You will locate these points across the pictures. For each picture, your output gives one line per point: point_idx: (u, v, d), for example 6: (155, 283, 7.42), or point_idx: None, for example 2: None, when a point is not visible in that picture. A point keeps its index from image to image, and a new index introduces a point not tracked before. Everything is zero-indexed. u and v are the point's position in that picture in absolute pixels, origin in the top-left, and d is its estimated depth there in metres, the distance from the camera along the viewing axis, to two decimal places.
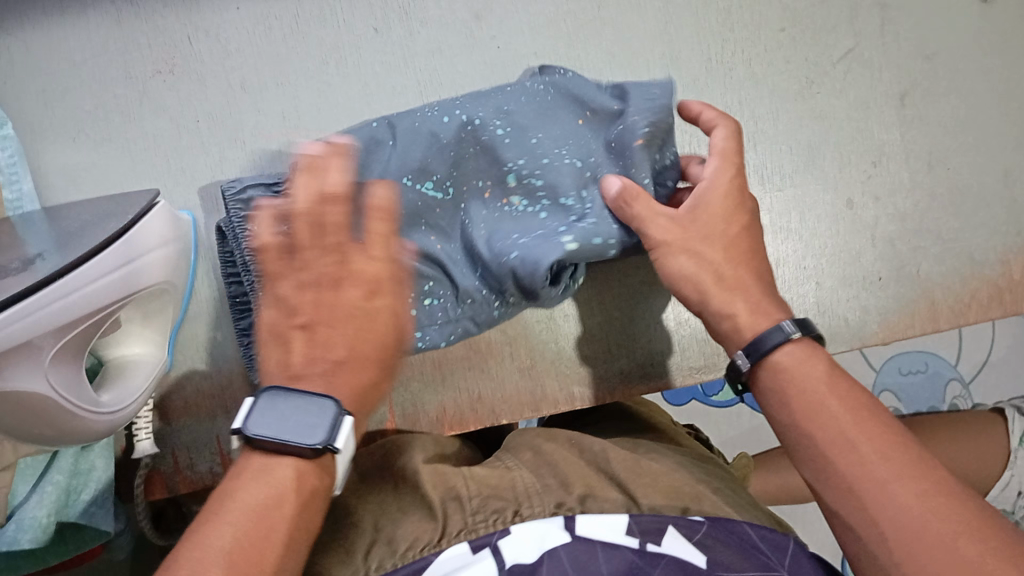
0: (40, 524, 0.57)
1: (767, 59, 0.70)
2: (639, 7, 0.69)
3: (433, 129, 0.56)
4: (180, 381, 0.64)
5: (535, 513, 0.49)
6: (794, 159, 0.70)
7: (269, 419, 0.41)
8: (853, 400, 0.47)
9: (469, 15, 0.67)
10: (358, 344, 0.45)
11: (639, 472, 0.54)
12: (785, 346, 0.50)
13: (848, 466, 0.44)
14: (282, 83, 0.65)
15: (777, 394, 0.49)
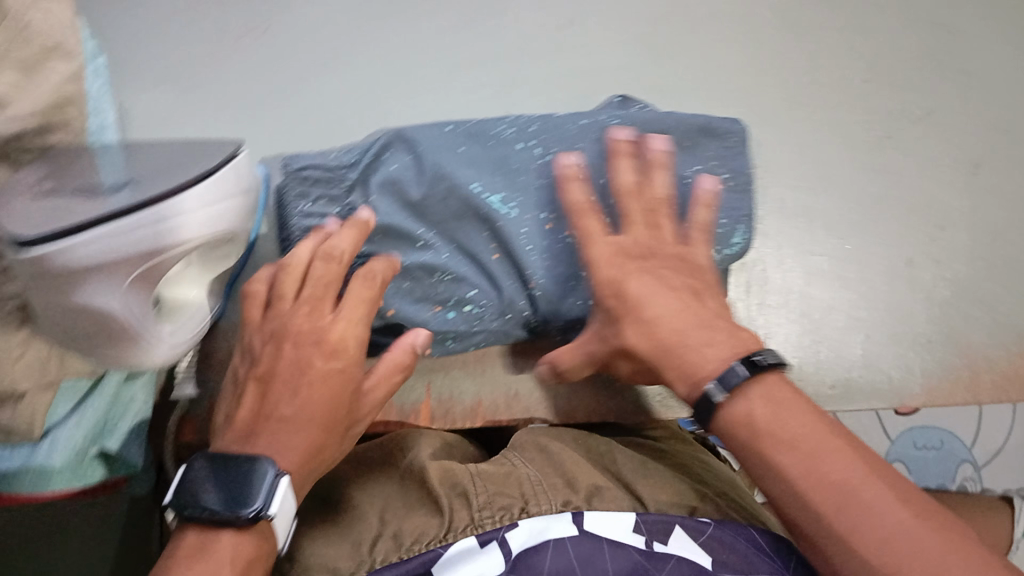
0: (73, 445, 0.59)
1: (846, 107, 0.71)
2: (724, 42, 0.71)
3: (505, 153, 0.57)
4: (227, 331, 0.66)
5: (542, 509, 0.50)
6: (859, 208, 0.70)
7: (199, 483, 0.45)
8: (799, 408, 0.45)
9: (557, 25, 0.69)
10: (327, 385, 0.49)
11: (646, 483, 0.54)
12: (738, 394, 0.46)
13: (823, 501, 0.42)
14: (372, 61, 0.68)
15: (740, 423, 0.46)
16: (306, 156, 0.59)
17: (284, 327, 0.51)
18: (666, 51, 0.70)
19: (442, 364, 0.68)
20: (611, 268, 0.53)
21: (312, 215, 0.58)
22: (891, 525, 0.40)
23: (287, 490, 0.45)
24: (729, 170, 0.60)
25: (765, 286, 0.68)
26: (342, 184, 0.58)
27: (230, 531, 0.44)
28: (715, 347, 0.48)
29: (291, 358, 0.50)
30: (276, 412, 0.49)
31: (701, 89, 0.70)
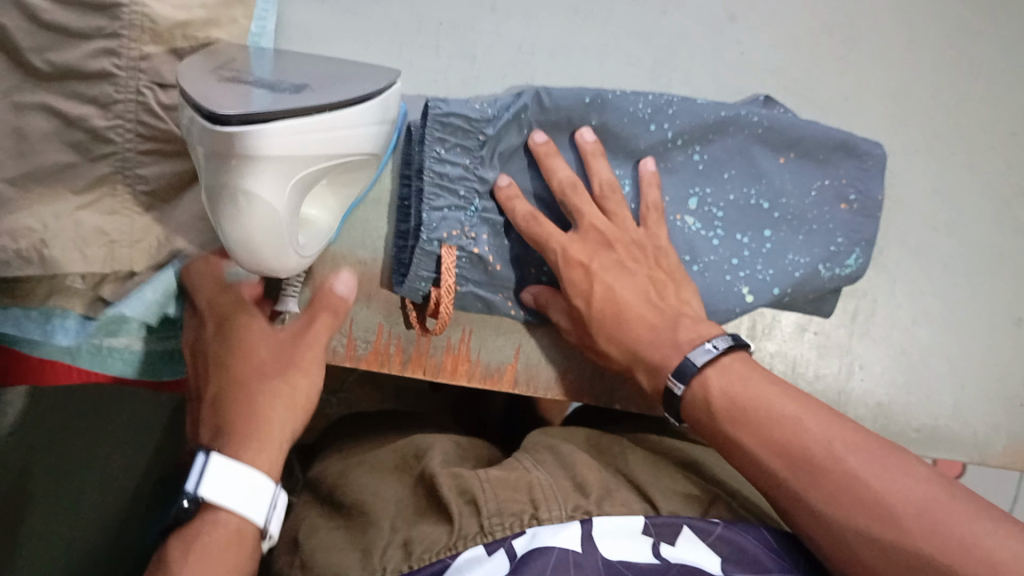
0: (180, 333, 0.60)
1: (989, 156, 0.70)
2: (886, 63, 0.69)
3: (644, 137, 0.61)
4: (336, 257, 0.60)
5: (554, 517, 0.49)
6: (982, 259, 0.69)
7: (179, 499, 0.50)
8: (778, 399, 0.50)
9: (724, 14, 0.68)
10: (243, 382, 0.53)
11: (656, 483, 0.56)
12: (693, 377, 0.53)
13: (793, 476, 0.48)
14: (530, 17, 0.67)
15: (705, 404, 0.52)
16: (451, 99, 0.58)
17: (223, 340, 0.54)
18: (826, 64, 0.68)
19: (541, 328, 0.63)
20: (592, 261, 0.58)
21: (447, 161, 0.57)
22: (866, 492, 0.46)
23: (219, 467, 0.49)
24: (857, 192, 0.65)
25: (871, 318, 0.68)
26: (480, 137, 0.58)
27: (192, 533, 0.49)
28: (674, 338, 0.55)
29: (220, 337, 0.54)
30: (207, 389, 0.54)
31: (850, 108, 0.68)
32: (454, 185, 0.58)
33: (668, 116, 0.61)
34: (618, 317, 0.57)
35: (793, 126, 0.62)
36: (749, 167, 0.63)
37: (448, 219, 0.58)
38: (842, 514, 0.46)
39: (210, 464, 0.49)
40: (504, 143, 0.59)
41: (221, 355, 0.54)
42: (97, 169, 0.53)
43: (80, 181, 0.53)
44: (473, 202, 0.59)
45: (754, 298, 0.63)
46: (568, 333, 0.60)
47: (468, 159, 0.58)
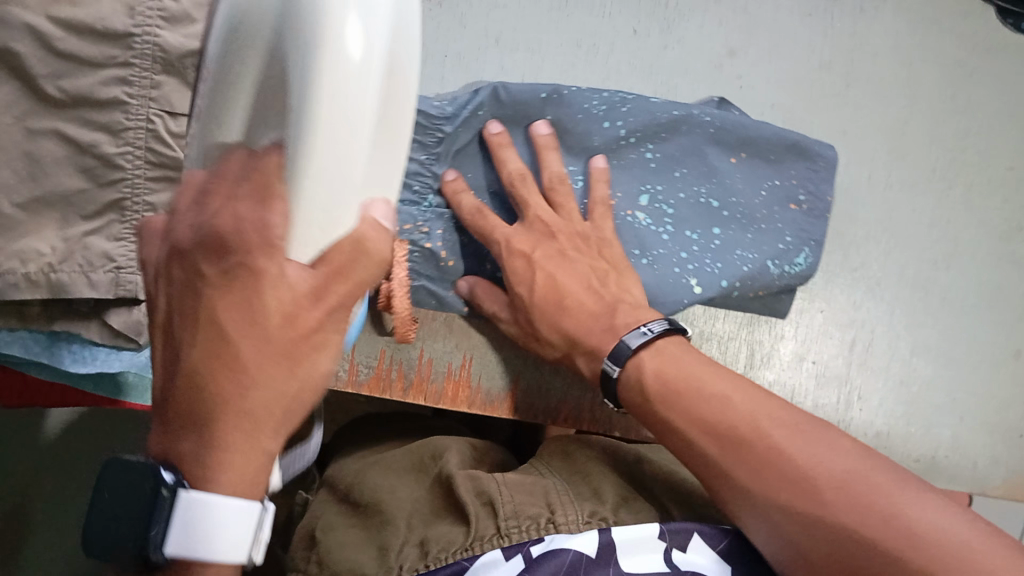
0: None
1: (988, 191, 0.70)
2: (886, 99, 0.70)
3: (592, 132, 0.61)
4: None
5: (571, 523, 0.49)
6: (981, 294, 0.70)
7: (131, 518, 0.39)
8: (720, 384, 0.49)
9: (723, 49, 0.69)
10: (241, 371, 0.36)
11: (668, 489, 0.56)
12: (633, 356, 0.52)
13: (728, 454, 0.46)
14: (533, 50, 0.68)
15: (639, 380, 0.51)
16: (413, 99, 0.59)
17: (231, 303, 0.36)
18: (827, 99, 0.69)
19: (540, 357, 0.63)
20: (534, 250, 0.57)
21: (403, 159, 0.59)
22: (795, 469, 0.44)
23: (195, 509, 0.35)
24: (806, 193, 0.65)
25: (871, 348, 0.68)
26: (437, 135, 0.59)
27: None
28: (609, 322, 0.54)
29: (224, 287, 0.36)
30: (194, 344, 0.36)
31: (850, 141, 0.69)
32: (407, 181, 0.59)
33: (618, 114, 0.62)
34: (554, 302, 0.56)
35: (742, 125, 0.63)
36: (700, 164, 0.63)
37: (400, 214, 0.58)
38: (773, 489, 0.44)
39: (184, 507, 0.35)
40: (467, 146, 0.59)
41: (231, 328, 0.36)
42: None
43: (90, 207, 0.47)
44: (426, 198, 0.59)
45: (703, 290, 0.61)
46: (511, 326, 0.58)
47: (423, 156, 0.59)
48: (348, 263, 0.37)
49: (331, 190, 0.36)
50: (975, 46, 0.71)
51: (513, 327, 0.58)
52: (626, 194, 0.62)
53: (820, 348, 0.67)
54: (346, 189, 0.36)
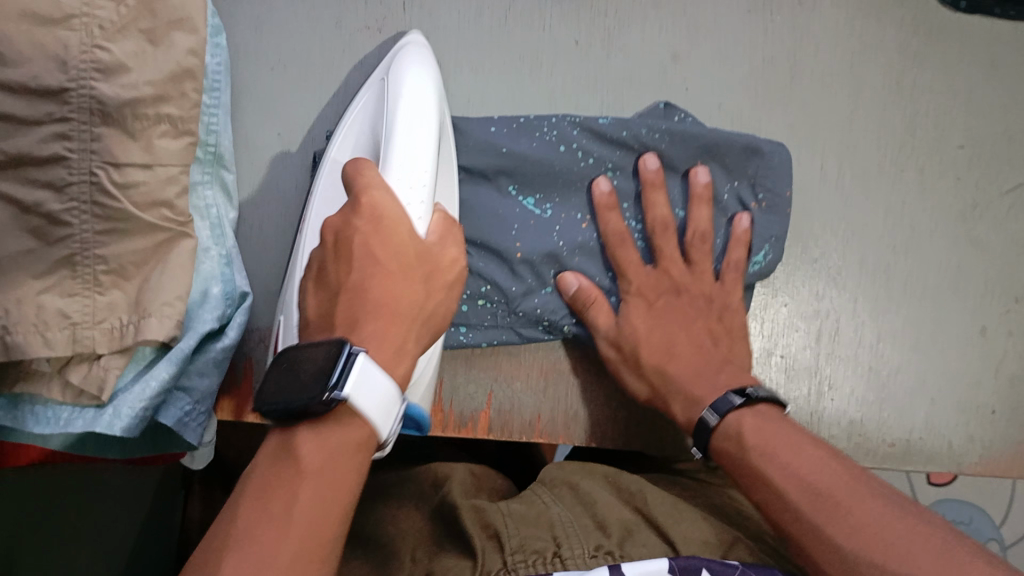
0: (136, 416, 0.57)
1: (939, 171, 0.70)
2: (830, 89, 0.70)
3: (551, 158, 0.64)
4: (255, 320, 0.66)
5: (576, 558, 0.53)
6: (941, 275, 0.70)
7: (280, 384, 0.44)
8: (804, 448, 0.53)
9: (667, 54, 0.69)
10: (388, 299, 0.48)
11: (680, 520, 0.58)
12: (732, 411, 0.57)
13: (815, 511, 0.50)
14: (477, 71, 0.68)
15: (733, 440, 0.56)
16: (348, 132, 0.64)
17: (388, 246, 0.49)
18: (773, 94, 0.69)
19: (508, 377, 0.67)
20: (657, 298, 0.65)
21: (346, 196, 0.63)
22: (871, 525, 0.48)
23: (365, 368, 0.44)
24: (764, 191, 0.67)
25: (836, 338, 0.68)
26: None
27: (307, 428, 0.44)
28: (716, 379, 0.60)
29: (377, 227, 0.49)
30: (346, 279, 0.48)
31: (798, 135, 0.69)
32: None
33: (576, 141, 0.65)
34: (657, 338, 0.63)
35: (697, 133, 0.65)
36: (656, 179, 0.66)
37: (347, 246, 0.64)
38: (845, 536, 0.48)
39: (361, 362, 0.43)
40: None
41: (385, 264, 0.48)
42: (57, 251, 0.55)
43: (40, 265, 0.54)
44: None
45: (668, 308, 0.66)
46: (608, 347, 0.63)
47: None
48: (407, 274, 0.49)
49: (395, 171, 0.51)
50: (915, 29, 0.71)
51: (614, 355, 0.63)
52: (600, 219, 0.66)
53: (787, 340, 0.68)
54: (412, 177, 0.51)
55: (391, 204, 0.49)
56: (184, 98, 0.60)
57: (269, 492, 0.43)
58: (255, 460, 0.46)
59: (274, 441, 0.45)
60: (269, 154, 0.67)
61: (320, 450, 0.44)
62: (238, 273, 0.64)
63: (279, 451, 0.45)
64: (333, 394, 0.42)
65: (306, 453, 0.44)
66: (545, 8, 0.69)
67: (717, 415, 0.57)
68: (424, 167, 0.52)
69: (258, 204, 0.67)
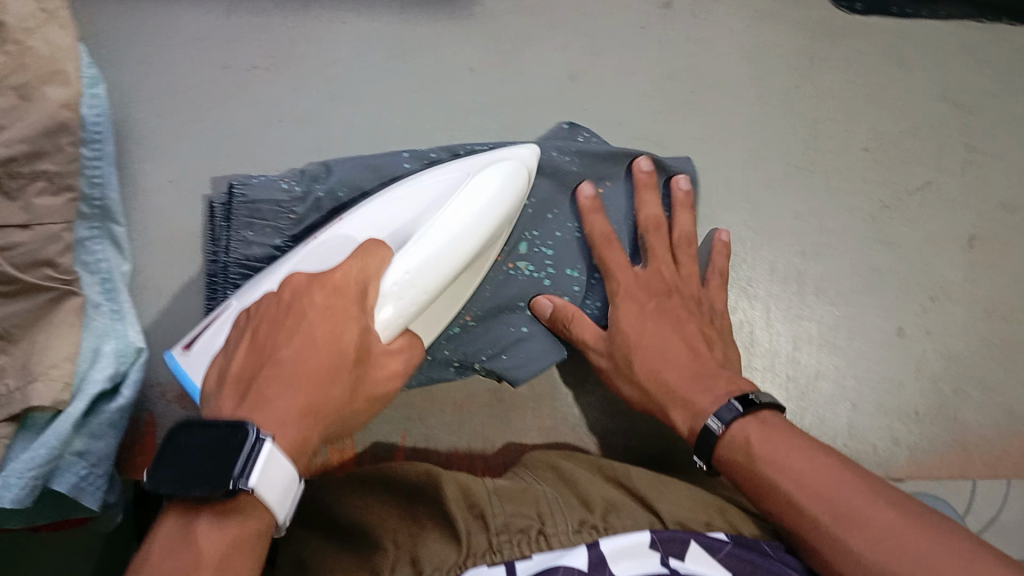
0: (30, 484, 0.54)
1: (845, 175, 0.70)
2: (730, 99, 0.69)
3: None
4: (158, 372, 0.64)
5: (561, 531, 0.48)
6: (855, 278, 0.69)
7: (175, 468, 0.39)
8: (810, 452, 0.49)
9: (564, 73, 0.68)
10: (310, 381, 0.45)
11: (663, 491, 0.54)
12: (733, 420, 0.51)
13: (833, 523, 0.46)
14: (372, 102, 0.67)
15: (735, 458, 0.51)
16: (255, 180, 0.58)
17: (327, 343, 0.47)
18: (672, 109, 0.69)
19: (423, 413, 0.67)
20: (648, 301, 0.60)
21: (253, 241, 0.58)
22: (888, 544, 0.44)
23: (273, 457, 0.40)
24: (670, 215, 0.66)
25: (752, 348, 0.68)
26: (291, 216, 0.58)
27: (208, 517, 0.40)
28: (714, 387, 0.54)
29: (328, 308, 0.48)
30: (274, 353, 0.46)
31: (701, 148, 0.69)
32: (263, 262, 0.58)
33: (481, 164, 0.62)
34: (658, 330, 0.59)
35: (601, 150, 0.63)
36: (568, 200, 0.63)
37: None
38: (868, 549, 0.44)
39: (268, 453, 0.39)
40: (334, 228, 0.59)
41: (318, 356, 0.46)
42: None
43: None
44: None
45: None
46: (599, 355, 0.60)
47: (276, 240, 0.58)
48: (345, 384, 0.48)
49: (396, 265, 0.52)
50: (813, 34, 0.71)
51: (605, 361, 0.60)
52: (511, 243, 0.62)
53: None
54: (406, 267, 0.52)
55: (350, 280, 0.50)
56: (61, 152, 0.57)
57: (167, 570, 0.38)
58: (146, 543, 0.40)
59: (170, 522, 0.40)
60: (161, 202, 0.65)
61: (219, 541, 0.40)
62: (131, 328, 0.62)
63: (177, 537, 0.40)
64: (237, 484, 0.38)
65: (206, 551, 0.39)
66: (436, 36, 0.68)
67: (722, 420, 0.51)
68: (419, 281, 0.52)
69: (152, 254, 0.65)
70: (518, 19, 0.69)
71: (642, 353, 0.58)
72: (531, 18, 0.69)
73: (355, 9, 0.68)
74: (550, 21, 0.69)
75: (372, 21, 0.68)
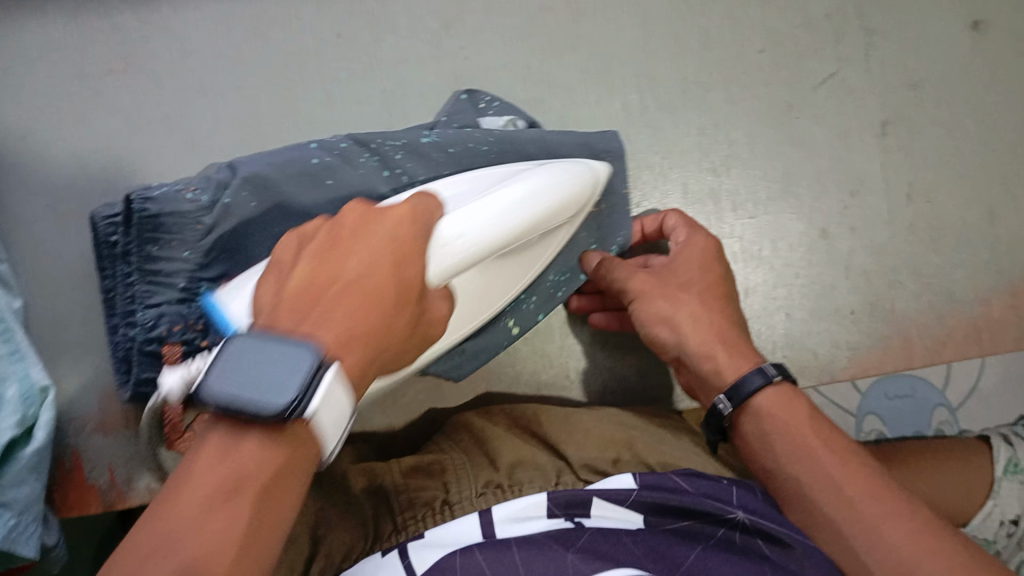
0: None
1: (745, 81, 0.67)
2: (613, 21, 0.66)
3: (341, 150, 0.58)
4: (71, 403, 0.61)
5: (466, 498, 0.51)
6: (770, 185, 0.67)
7: (232, 368, 0.33)
8: (826, 445, 0.44)
9: (436, 24, 0.65)
10: (377, 317, 0.39)
11: (570, 434, 0.57)
12: (764, 389, 0.46)
13: (834, 512, 0.43)
14: (240, 86, 0.64)
15: (760, 437, 0.46)
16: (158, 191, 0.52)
17: (397, 275, 0.41)
18: (554, 42, 0.66)
19: None
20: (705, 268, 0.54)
21: (162, 257, 0.52)
22: (899, 548, 0.40)
23: (334, 383, 0.35)
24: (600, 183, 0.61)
25: None
26: (199, 226, 0.52)
27: (255, 433, 0.34)
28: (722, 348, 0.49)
29: (396, 237, 0.42)
30: (341, 273, 0.39)
31: (591, 77, 0.66)
32: (172, 279, 0.53)
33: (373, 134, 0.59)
34: (672, 289, 0.52)
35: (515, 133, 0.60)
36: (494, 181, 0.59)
37: (167, 314, 0.53)
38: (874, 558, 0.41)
39: (329, 380, 0.34)
40: (242, 235, 0.54)
41: (381, 288, 0.40)
42: None
43: None
44: (198, 291, 0.53)
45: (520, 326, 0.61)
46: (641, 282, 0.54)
47: (187, 252, 0.52)
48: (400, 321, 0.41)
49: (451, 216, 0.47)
50: None
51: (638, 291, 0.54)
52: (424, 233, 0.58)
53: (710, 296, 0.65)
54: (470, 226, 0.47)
55: (413, 226, 0.43)
56: None
57: (202, 519, 0.32)
58: (185, 457, 0.35)
59: (214, 439, 0.34)
60: (37, 229, 0.61)
61: (263, 465, 0.34)
62: (34, 366, 0.59)
63: (222, 451, 0.34)
64: (294, 410, 0.33)
65: (246, 462, 0.34)
66: (296, 7, 0.64)
67: (734, 403, 0.47)
68: (477, 233, 0.47)
69: (42, 284, 0.62)
70: None
71: (643, 304, 0.53)
72: None
73: None
74: None
75: (224, 2, 0.64)
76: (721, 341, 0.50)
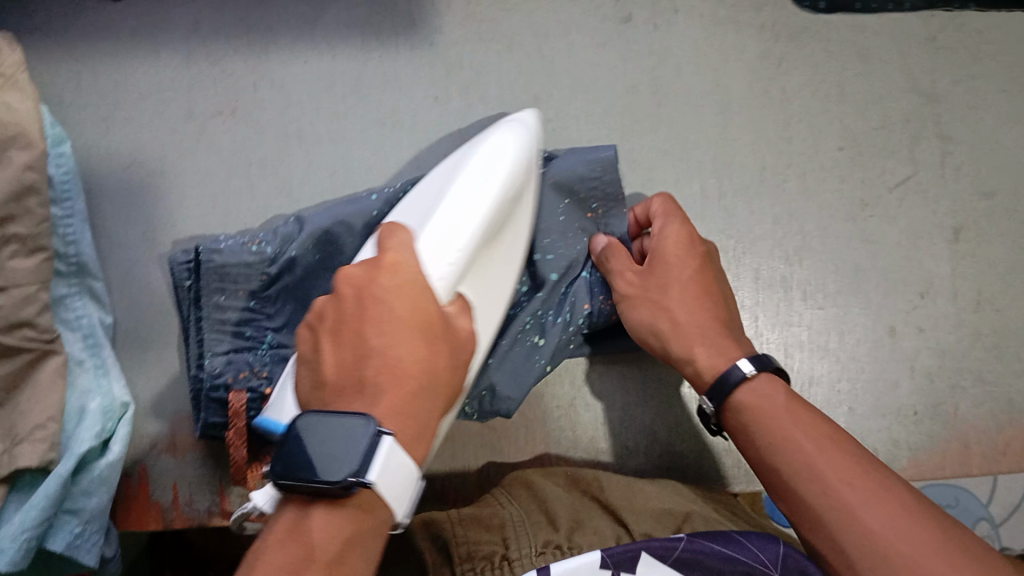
0: (21, 549, 0.53)
1: (821, 176, 0.69)
2: (698, 108, 0.69)
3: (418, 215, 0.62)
4: (145, 424, 0.64)
5: (523, 555, 0.54)
6: (839, 279, 0.68)
7: (301, 454, 0.39)
8: (802, 424, 0.48)
9: (529, 96, 0.68)
10: (407, 376, 0.42)
11: (630, 502, 0.59)
12: (752, 378, 0.51)
13: (811, 492, 0.45)
14: (339, 138, 0.67)
15: (743, 427, 0.50)
16: (225, 243, 0.57)
17: (415, 306, 0.43)
18: (639, 122, 0.68)
19: None
20: (684, 265, 0.57)
21: (227, 306, 0.57)
22: (875, 528, 0.43)
23: (392, 454, 0.40)
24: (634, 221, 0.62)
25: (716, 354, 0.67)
26: (263, 276, 0.57)
27: (323, 506, 0.40)
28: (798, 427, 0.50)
29: (398, 285, 0.44)
30: (366, 344, 0.42)
31: (672, 160, 0.68)
32: (237, 328, 0.57)
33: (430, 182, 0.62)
34: (653, 294, 0.57)
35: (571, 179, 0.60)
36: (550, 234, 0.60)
37: (234, 363, 0.56)
38: (843, 534, 0.44)
39: (388, 448, 0.39)
40: (305, 286, 0.58)
41: (407, 325, 0.43)
42: None
43: None
44: (263, 340, 0.58)
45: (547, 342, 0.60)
46: (629, 284, 0.58)
47: (251, 302, 0.57)
48: (428, 351, 0.43)
49: (427, 246, 0.49)
50: (776, 36, 0.70)
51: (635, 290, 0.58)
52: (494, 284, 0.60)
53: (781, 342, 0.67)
54: (445, 254, 0.49)
55: (410, 266, 0.45)
56: (30, 216, 0.57)
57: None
58: (269, 530, 0.41)
59: (291, 514, 0.40)
60: (137, 254, 0.65)
61: (332, 533, 0.39)
62: (116, 383, 0.61)
63: (296, 523, 0.40)
64: (357, 479, 0.38)
65: (317, 531, 0.39)
66: (398, 68, 0.68)
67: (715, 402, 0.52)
68: (456, 250, 0.49)
69: (133, 306, 0.65)
70: (476, 45, 0.68)
71: (630, 311, 0.58)
72: (491, 40, 0.69)
73: (312, 45, 0.68)
74: (510, 43, 0.69)
75: (331, 57, 0.68)
76: (698, 341, 0.54)
